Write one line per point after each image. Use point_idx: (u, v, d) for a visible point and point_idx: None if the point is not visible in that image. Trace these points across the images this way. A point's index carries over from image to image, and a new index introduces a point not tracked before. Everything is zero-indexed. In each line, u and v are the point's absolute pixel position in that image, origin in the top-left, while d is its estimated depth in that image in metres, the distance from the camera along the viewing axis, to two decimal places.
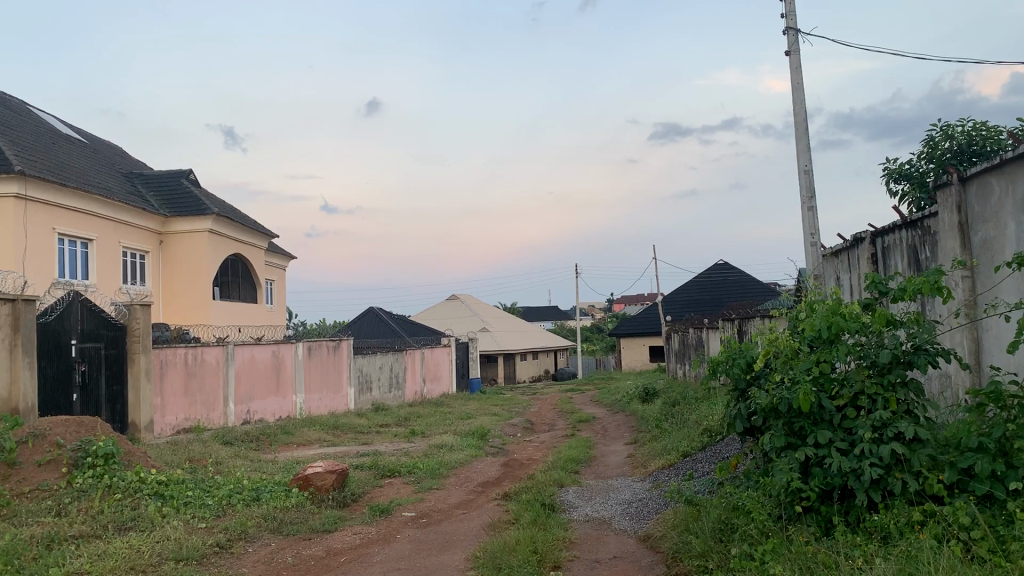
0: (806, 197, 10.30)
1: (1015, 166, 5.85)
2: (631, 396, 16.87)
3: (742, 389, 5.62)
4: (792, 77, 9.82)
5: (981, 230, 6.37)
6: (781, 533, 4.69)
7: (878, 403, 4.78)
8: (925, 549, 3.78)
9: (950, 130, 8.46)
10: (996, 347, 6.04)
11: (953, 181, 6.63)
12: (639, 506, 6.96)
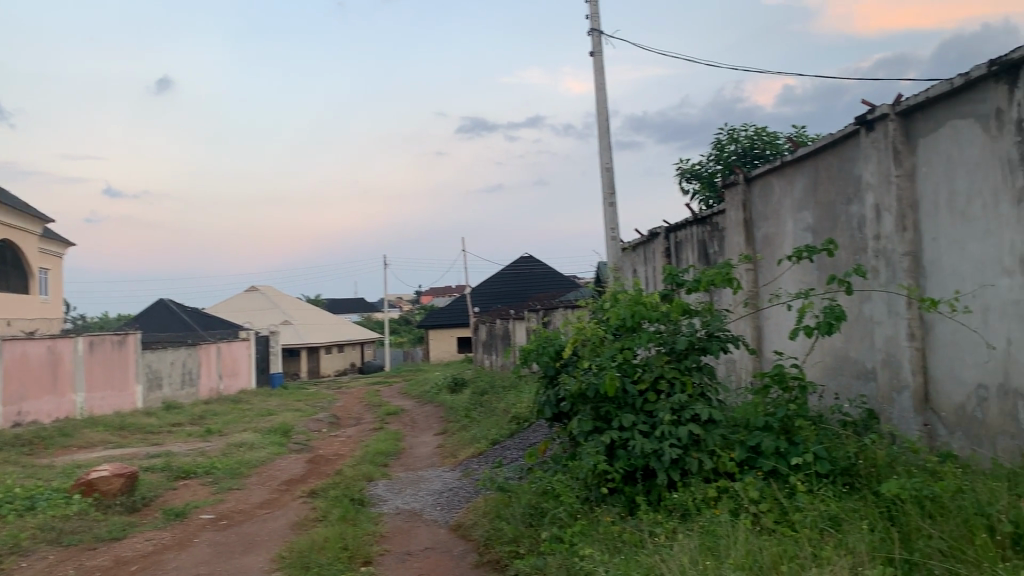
0: (608, 193, 10.75)
1: (793, 168, 6.37)
2: (439, 387, 16.96)
3: (551, 376, 5.72)
4: (595, 78, 10.21)
5: (763, 227, 6.91)
6: (589, 515, 4.86)
7: (676, 387, 5.06)
8: (721, 523, 3.98)
9: (735, 134, 9.13)
10: (776, 333, 6.64)
11: (740, 180, 7.12)
12: (449, 496, 6.97)
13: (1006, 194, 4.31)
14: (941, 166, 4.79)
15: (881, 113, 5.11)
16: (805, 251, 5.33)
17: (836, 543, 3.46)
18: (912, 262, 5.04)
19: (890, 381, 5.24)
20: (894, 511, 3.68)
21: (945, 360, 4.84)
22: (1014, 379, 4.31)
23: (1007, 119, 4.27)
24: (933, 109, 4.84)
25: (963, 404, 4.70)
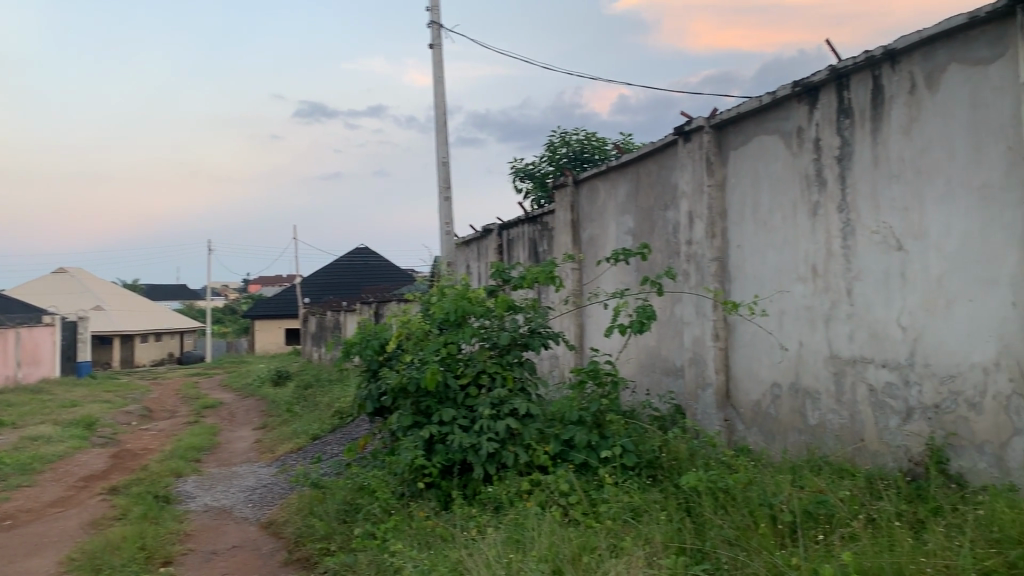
0: (443, 188, 10.72)
1: (618, 172, 6.57)
2: (263, 379, 16.38)
3: (374, 370, 5.55)
4: (434, 72, 10.14)
5: (589, 228, 7.10)
6: (403, 511, 4.80)
7: (497, 381, 5.10)
8: (530, 516, 4.03)
9: (566, 137, 9.35)
10: (596, 331, 6.86)
11: (568, 182, 7.28)
12: (263, 492, 6.72)
13: (803, 207, 4.63)
14: (748, 178, 5.08)
15: (697, 125, 5.36)
16: (623, 253, 5.51)
17: (635, 534, 3.58)
18: (720, 267, 5.33)
19: (696, 378, 5.52)
20: (691, 502, 3.85)
21: (745, 359, 5.15)
22: (803, 378, 4.64)
23: (806, 138, 4.59)
24: (743, 124, 5.12)
25: (760, 401, 5.01)
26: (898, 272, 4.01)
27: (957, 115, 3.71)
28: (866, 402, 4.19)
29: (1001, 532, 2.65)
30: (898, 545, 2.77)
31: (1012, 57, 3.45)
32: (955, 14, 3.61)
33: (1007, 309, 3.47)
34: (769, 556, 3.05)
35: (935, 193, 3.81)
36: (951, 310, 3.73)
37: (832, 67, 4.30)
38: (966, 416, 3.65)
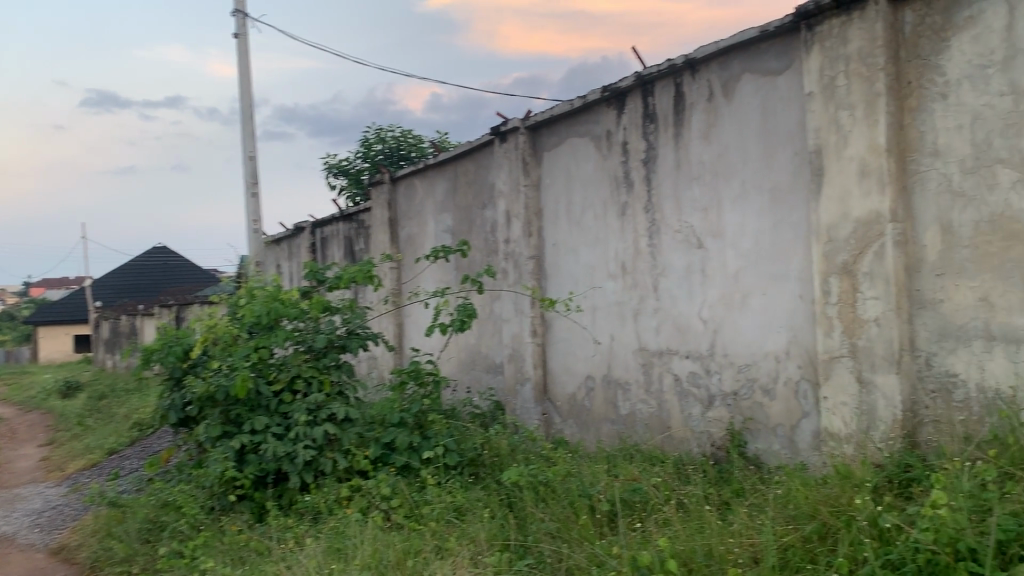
0: (250, 184, 10.26)
1: (435, 171, 6.55)
2: (49, 391, 15.00)
3: (177, 378, 5.09)
4: (239, 62, 9.68)
5: (407, 226, 7.04)
6: (213, 526, 4.52)
7: (313, 386, 4.94)
8: (351, 522, 3.92)
9: (382, 134, 9.22)
10: (415, 330, 6.82)
11: (385, 179, 7.17)
12: (52, 515, 6.13)
13: (612, 206, 4.81)
14: (561, 179, 5.22)
15: (512, 125, 5.44)
16: (442, 252, 5.47)
17: (459, 534, 3.57)
18: (536, 265, 5.44)
19: (514, 374, 5.61)
20: (513, 498, 3.89)
21: (560, 354, 5.29)
22: (615, 371, 4.82)
23: (615, 140, 4.77)
24: (555, 126, 5.25)
25: (575, 394, 5.16)
26: (700, 269, 4.25)
27: (750, 122, 3.98)
28: (673, 391, 4.41)
29: (796, 508, 2.86)
30: (707, 527, 2.91)
31: (796, 69, 3.74)
32: (747, 28, 3.86)
33: (795, 302, 3.77)
34: (589, 546, 3.12)
35: (732, 195, 4.07)
36: (746, 304, 4.01)
37: (637, 73, 4.49)
38: (762, 401, 3.93)
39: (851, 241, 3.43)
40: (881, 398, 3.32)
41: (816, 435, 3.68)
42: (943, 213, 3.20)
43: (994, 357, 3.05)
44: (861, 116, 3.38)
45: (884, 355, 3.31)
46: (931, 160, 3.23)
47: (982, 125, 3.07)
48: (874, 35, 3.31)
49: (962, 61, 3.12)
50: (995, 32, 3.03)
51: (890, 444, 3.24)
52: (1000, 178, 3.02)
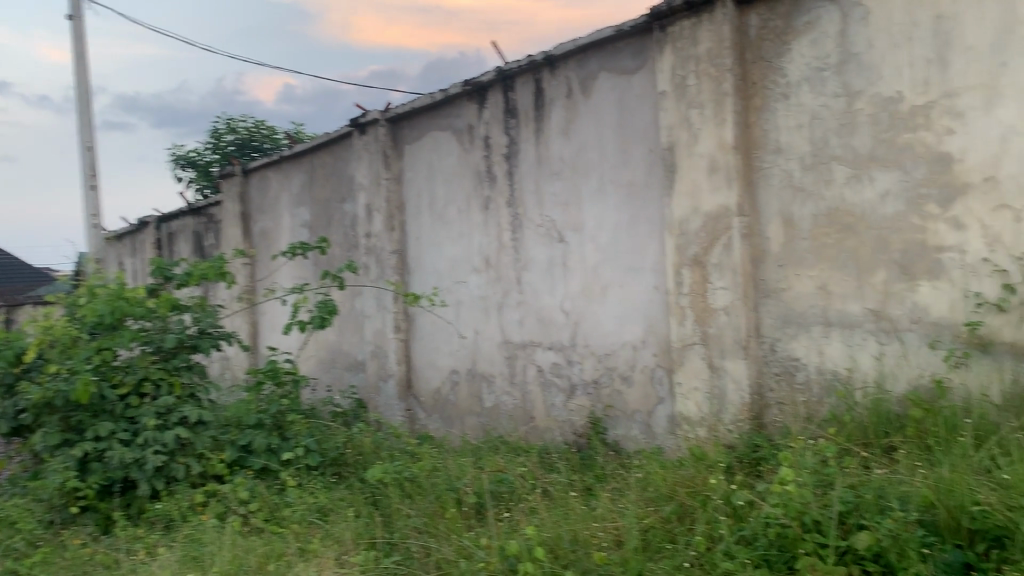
0: (88, 176, 9.62)
1: (290, 163, 6.36)
2: None
3: (7, 385, 4.63)
4: (74, 45, 9.04)
5: (261, 220, 6.80)
6: (53, 541, 4.19)
7: (163, 389, 4.68)
8: (207, 529, 3.75)
9: (233, 124, 8.87)
10: (271, 328, 6.61)
11: (236, 171, 6.87)
12: None
13: (474, 200, 4.83)
14: (422, 172, 5.18)
15: (371, 117, 5.35)
16: (300, 247, 5.31)
17: (323, 535, 3.48)
18: (398, 259, 5.39)
19: (377, 370, 5.54)
20: (377, 495, 3.84)
21: (423, 348, 5.27)
22: (479, 364, 4.85)
23: (476, 134, 4.78)
24: (416, 119, 5.21)
25: (439, 388, 5.15)
26: (561, 262, 4.33)
27: (607, 118, 4.08)
28: (536, 382, 4.48)
29: (655, 490, 2.96)
30: (572, 513, 2.96)
31: (651, 68, 3.87)
32: (604, 27, 3.95)
33: (651, 293, 3.90)
34: (457, 539, 3.11)
35: (590, 189, 4.17)
36: (605, 295, 4.11)
37: (498, 68, 4.52)
38: (620, 389, 4.05)
39: (702, 233, 3.59)
40: (731, 382, 3.49)
41: (671, 419, 3.82)
42: (785, 207, 3.40)
43: (831, 341, 3.27)
44: (711, 114, 3.53)
45: (733, 342, 3.48)
46: (775, 157, 3.43)
47: (819, 125, 3.28)
48: (722, 37, 3.47)
49: (802, 64, 3.32)
50: (830, 37, 3.24)
51: (739, 425, 3.42)
52: (835, 174, 3.24)
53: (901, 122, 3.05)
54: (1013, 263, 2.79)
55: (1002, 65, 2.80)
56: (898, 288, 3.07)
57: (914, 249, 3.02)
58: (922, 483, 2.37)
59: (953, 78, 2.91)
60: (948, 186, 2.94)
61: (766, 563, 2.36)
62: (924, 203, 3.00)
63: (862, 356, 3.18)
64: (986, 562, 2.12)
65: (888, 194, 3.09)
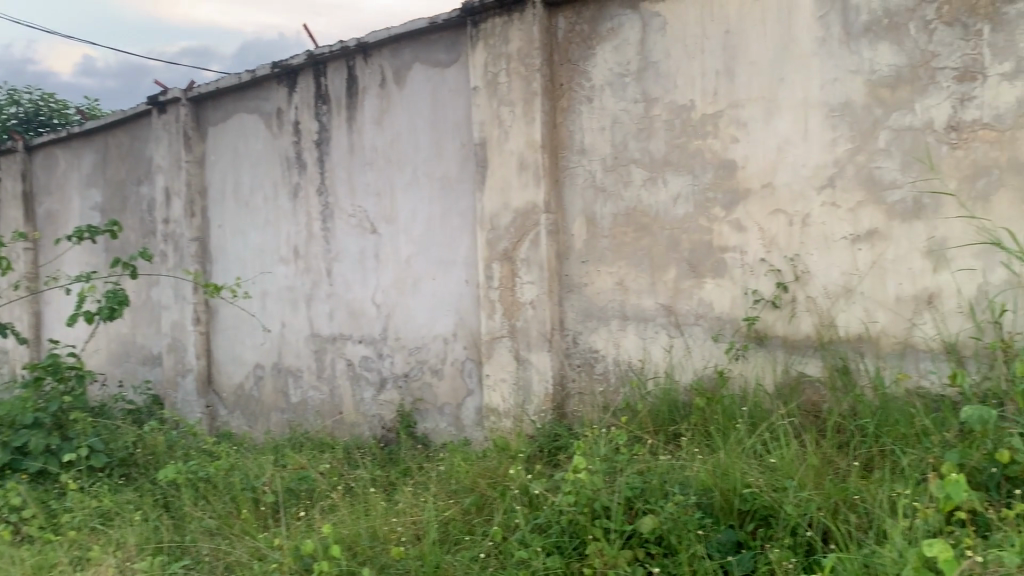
0: None
1: (81, 141, 5.87)
2: None
3: None
4: None
5: (46, 202, 6.25)
6: None
7: None
8: None
9: (16, 96, 8.08)
10: (56, 319, 6.09)
11: (18, 148, 6.26)
12: None
13: (283, 189, 4.66)
14: (228, 157, 4.94)
15: (172, 96, 5.04)
16: (88, 231, 4.86)
17: (104, 542, 3.23)
18: (199, 248, 5.11)
19: (174, 365, 5.23)
20: (169, 497, 3.63)
21: (226, 342, 5.03)
22: (285, 358, 4.69)
23: (285, 120, 4.61)
24: (221, 100, 4.96)
25: (243, 383, 4.94)
26: (372, 254, 4.27)
27: (420, 111, 4.06)
28: (345, 376, 4.39)
29: (457, 483, 2.98)
30: (372, 509, 2.92)
31: (463, 63, 3.88)
32: (417, 18, 3.91)
33: (461, 286, 3.93)
34: (251, 541, 2.98)
35: (403, 181, 4.13)
36: (416, 288, 4.10)
37: (309, 52, 4.37)
38: (429, 381, 4.05)
39: (511, 229, 3.64)
40: (535, 373, 3.57)
41: (479, 411, 3.87)
42: (588, 206, 3.51)
43: (628, 335, 3.42)
44: (520, 113, 3.59)
45: (538, 335, 3.56)
46: (579, 157, 3.54)
47: (620, 128, 3.41)
48: (531, 37, 3.54)
49: (605, 68, 3.44)
50: (631, 44, 3.37)
51: (543, 415, 3.50)
52: (634, 176, 3.38)
53: (693, 130, 3.23)
54: (786, 264, 3.03)
55: (780, 80, 3.02)
56: (687, 284, 3.26)
57: (702, 249, 3.22)
58: (700, 468, 2.54)
59: (739, 90, 3.12)
60: (733, 191, 3.14)
61: (558, 550, 2.43)
62: (711, 206, 3.20)
63: (655, 348, 3.34)
64: (754, 540, 2.29)
65: (680, 197, 3.26)
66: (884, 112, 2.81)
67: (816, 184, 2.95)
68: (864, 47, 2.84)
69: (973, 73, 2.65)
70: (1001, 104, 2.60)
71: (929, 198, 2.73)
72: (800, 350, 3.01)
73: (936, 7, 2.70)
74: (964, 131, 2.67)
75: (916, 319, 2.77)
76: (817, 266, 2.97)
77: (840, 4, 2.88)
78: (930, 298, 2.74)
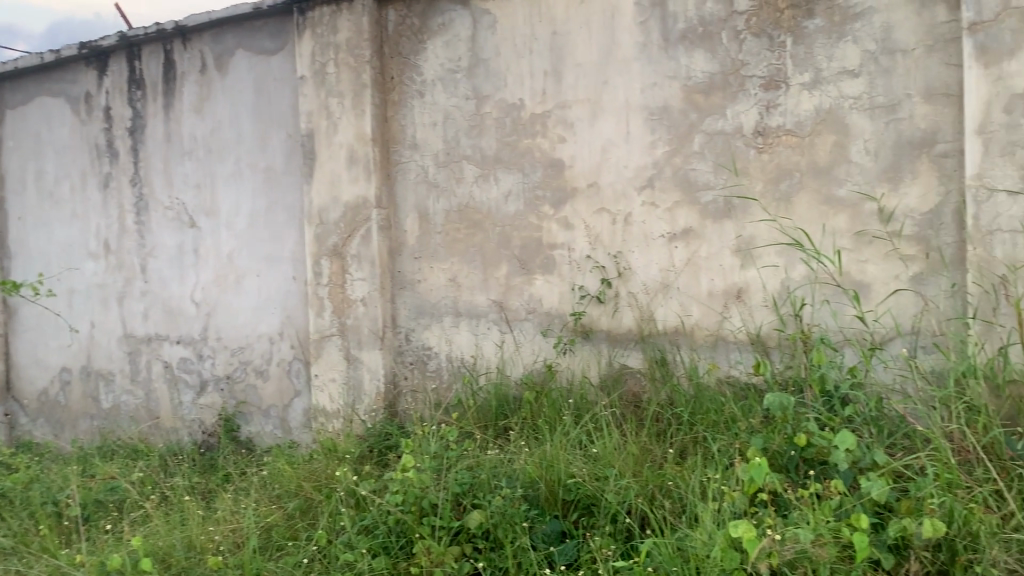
0: None
1: None
2: None
3: None
4: None
5: None
6: None
7: None
8: None
9: None
10: None
11: None
12: None
13: (92, 179, 4.33)
14: (29, 144, 4.54)
15: None
16: None
17: None
18: None
19: None
20: None
21: (27, 345, 4.62)
22: (95, 361, 4.37)
23: (94, 105, 4.28)
24: (20, 82, 4.54)
25: (46, 389, 4.56)
26: (192, 250, 4.05)
27: (244, 100, 3.88)
28: (162, 379, 4.14)
29: (281, 487, 2.87)
30: (188, 519, 2.76)
31: (290, 52, 3.75)
32: (240, 3, 3.73)
33: (288, 283, 3.79)
34: (50, 559, 2.74)
35: (225, 173, 3.94)
36: (240, 285, 3.92)
37: (120, 34, 4.04)
38: (254, 383, 3.88)
39: (340, 224, 3.54)
40: (365, 372, 3.50)
41: (307, 413, 3.76)
42: (420, 201, 3.48)
43: (460, 331, 3.42)
44: (349, 105, 3.50)
45: (368, 333, 3.49)
46: (410, 152, 3.50)
47: (452, 124, 3.40)
48: (361, 28, 3.46)
49: (436, 64, 3.42)
50: (462, 40, 3.37)
51: (373, 414, 3.45)
52: (465, 173, 3.38)
53: (523, 128, 3.27)
54: (610, 260, 3.13)
55: (604, 82, 3.11)
56: (517, 281, 3.30)
57: (532, 246, 3.27)
58: (526, 462, 2.57)
59: (565, 91, 3.18)
60: (560, 189, 3.21)
61: (385, 551, 2.39)
62: (540, 204, 3.25)
63: (487, 344, 3.36)
64: (577, 529, 2.37)
65: (510, 194, 3.30)
66: (699, 116, 2.95)
67: (637, 184, 3.06)
68: (681, 54, 2.97)
69: (777, 82, 2.81)
70: (802, 112, 2.78)
71: (738, 200, 2.89)
72: (623, 344, 3.12)
73: (745, 19, 2.86)
74: (769, 137, 2.84)
75: (727, 313, 2.93)
76: (638, 262, 3.08)
77: (659, 11, 2.99)
78: (739, 293, 2.91)
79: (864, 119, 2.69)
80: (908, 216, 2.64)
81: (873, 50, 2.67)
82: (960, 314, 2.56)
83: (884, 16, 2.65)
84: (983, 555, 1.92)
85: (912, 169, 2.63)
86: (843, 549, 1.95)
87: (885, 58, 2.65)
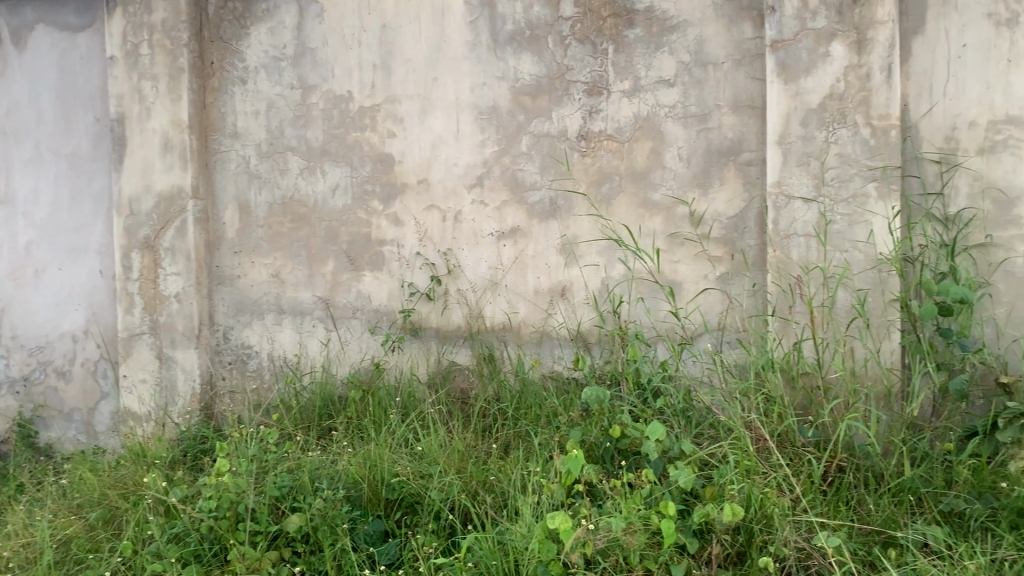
0: None
1: None
2: None
3: None
4: None
5: None
6: None
7: None
8: None
9: None
10: None
11: None
12: None
13: None
14: None
15: None
16: None
17: None
18: None
19: None
20: None
21: None
22: None
23: None
24: None
25: None
26: None
27: (45, 78, 3.58)
28: None
29: (81, 496, 2.68)
30: None
31: (98, 29, 3.50)
32: None
33: (94, 277, 3.54)
34: None
35: (22, 157, 3.62)
36: (38, 279, 3.61)
37: None
38: (55, 385, 3.60)
39: (152, 215, 3.34)
40: (180, 372, 3.32)
41: (114, 416, 3.52)
42: (241, 193, 3.35)
43: (283, 328, 3.32)
44: (164, 89, 3.31)
45: (183, 331, 3.32)
46: (231, 142, 3.35)
47: (275, 114, 3.29)
48: (178, 9, 3.27)
49: (259, 50, 3.30)
50: (287, 28, 3.26)
51: (188, 417, 3.28)
52: (290, 165, 3.29)
53: (351, 121, 3.21)
54: (439, 257, 3.13)
55: (434, 79, 3.10)
56: (344, 277, 3.24)
57: (359, 242, 3.22)
58: (350, 462, 2.53)
59: (395, 86, 3.15)
60: (389, 185, 3.18)
61: (197, 559, 2.28)
62: (369, 200, 3.20)
63: (312, 343, 3.28)
64: (400, 528, 2.35)
65: (338, 188, 3.23)
66: (526, 118, 3.00)
67: (466, 182, 3.08)
68: (509, 55, 3.01)
69: (599, 88, 2.91)
70: (622, 118, 2.89)
71: (563, 200, 2.97)
72: (451, 341, 3.12)
73: (570, 24, 2.93)
74: (592, 140, 2.93)
75: (551, 311, 3.00)
76: (467, 260, 3.10)
77: (488, 11, 3.02)
78: (563, 291, 2.99)
79: (678, 127, 2.83)
80: (716, 219, 2.81)
81: (687, 62, 2.81)
82: (760, 312, 2.75)
83: (697, 30, 2.80)
84: (776, 536, 2.08)
85: (721, 175, 2.80)
86: (652, 535, 2.05)
87: (697, 70, 2.80)
